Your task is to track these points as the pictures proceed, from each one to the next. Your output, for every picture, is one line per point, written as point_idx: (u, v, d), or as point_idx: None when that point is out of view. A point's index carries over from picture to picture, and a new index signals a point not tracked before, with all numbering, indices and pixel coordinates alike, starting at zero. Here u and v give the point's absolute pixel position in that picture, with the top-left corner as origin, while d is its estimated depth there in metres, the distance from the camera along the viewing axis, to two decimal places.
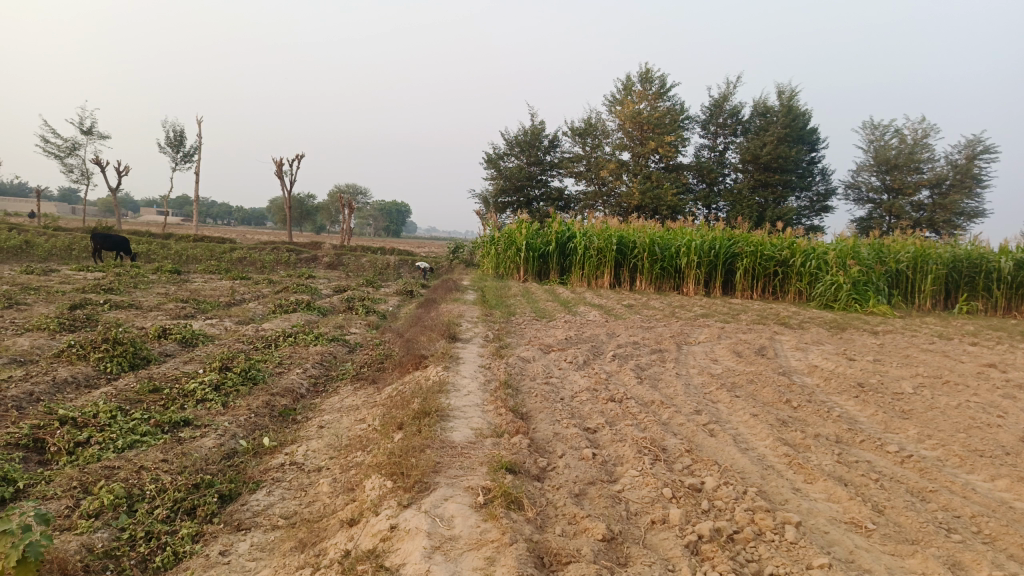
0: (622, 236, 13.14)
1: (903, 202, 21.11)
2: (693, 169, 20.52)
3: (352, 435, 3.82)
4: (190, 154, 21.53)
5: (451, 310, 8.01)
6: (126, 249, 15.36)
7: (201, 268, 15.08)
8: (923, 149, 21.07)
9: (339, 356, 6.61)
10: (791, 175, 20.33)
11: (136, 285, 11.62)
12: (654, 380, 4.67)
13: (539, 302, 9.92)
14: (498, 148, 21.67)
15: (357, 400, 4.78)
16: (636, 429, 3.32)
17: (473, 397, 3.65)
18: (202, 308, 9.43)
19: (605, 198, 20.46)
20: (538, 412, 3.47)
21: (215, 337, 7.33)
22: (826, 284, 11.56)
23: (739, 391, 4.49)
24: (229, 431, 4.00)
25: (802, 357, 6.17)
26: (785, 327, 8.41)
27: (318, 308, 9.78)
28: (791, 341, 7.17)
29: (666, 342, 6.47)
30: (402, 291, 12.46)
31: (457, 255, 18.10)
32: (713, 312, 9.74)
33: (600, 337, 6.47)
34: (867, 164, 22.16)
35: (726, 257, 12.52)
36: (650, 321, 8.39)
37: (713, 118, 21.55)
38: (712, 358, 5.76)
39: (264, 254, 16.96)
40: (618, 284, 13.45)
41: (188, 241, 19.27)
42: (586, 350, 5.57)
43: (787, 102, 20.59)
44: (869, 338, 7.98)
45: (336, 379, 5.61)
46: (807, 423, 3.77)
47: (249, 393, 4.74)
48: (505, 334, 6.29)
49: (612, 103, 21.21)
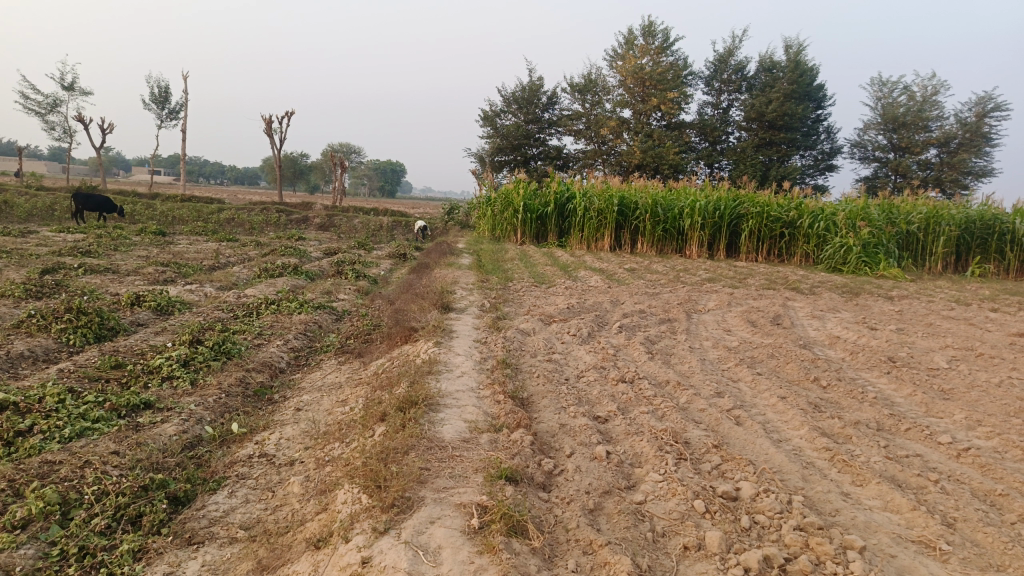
0: (623, 197, 12.63)
1: (910, 161, 20.57)
2: (696, 127, 19.88)
3: (332, 421, 3.41)
4: (176, 111, 20.80)
5: (445, 276, 7.56)
6: (110, 209, 14.80)
7: (188, 229, 14.57)
8: (933, 107, 20.44)
9: (324, 326, 6.18)
10: (796, 133, 19.75)
11: (116, 247, 11.12)
12: (666, 355, 4.25)
13: (537, 266, 9.47)
14: (494, 105, 20.98)
15: (341, 377, 4.36)
16: (654, 418, 2.91)
17: (468, 378, 3.24)
18: (184, 272, 8.97)
19: (605, 156, 19.88)
20: (541, 397, 3.06)
21: (194, 305, 6.89)
22: (834, 247, 11.12)
23: (761, 367, 4.07)
24: (195, 415, 3.59)
25: (821, 326, 5.75)
26: (796, 292, 7.99)
27: (306, 272, 9.32)
28: (805, 308, 6.76)
29: (675, 310, 6.03)
30: (395, 253, 11.98)
31: (452, 216, 17.59)
32: (719, 277, 9.32)
33: (604, 305, 6.03)
34: (874, 122, 21.51)
35: (731, 218, 12.06)
36: (654, 286, 7.97)
37: (718, 74, 20.84)
38: (725, 329, 5.34)
39: (253, 216, 16.44)
40: (619, 246, 13.00)
41: (174, 201, 18.68)
42: (590, 321, 5.14)
43: (794, 57, 19.91)
44: (886, 304, 7.57)
45: (319, 353, 5.19)
46: (842, 407, 3.36)
47: (222, 369, 4.32)
48: (502, 302, 5.85)
49: (613, 58, 20.48)
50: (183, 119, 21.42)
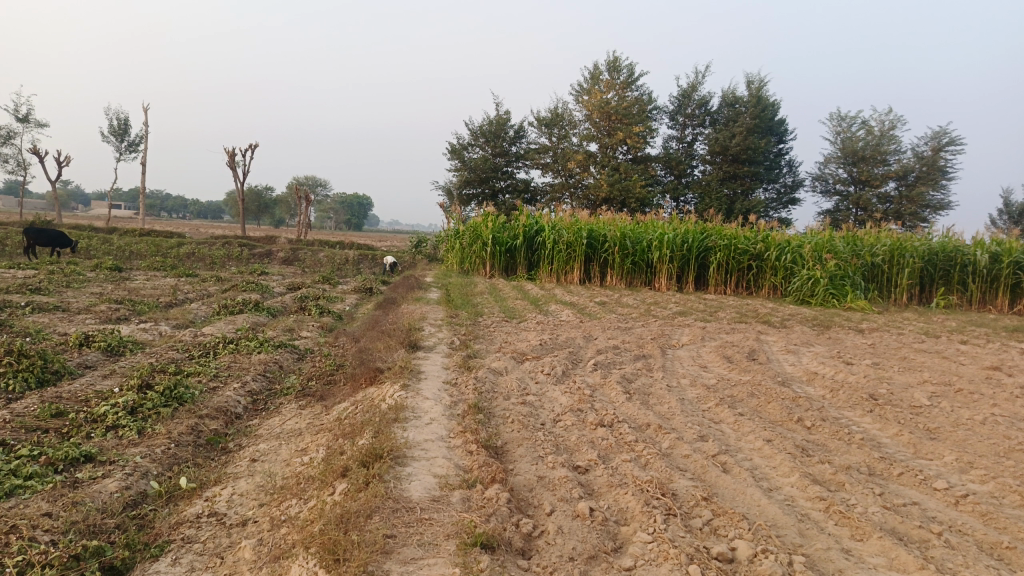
0: (592, 230, 12.58)
1: (870, 194, 21.00)
2: (661, 161, 20.09)
3: (290, 474, 3.16)
4: (136, 144, 20.37)
5: (412, 312, 7.34)
6: (63, 244, 14.29)
7: (146, 264, 14.12)
8: (890, 141, 20.97)
9: (285, 366, 5.90)
10: (759, 167, 20.06)
11: (68, 283, 10.68)
12: (644, 395, 4.08)
13: (506, 300, 9.29)
14: (462, 138, 20.97)
15: (301, 422, 4.11)
16: (638, 467, 2.72)
17: (439, 425, 3.03)
18: (139, 310, 8.60)
19: (572, 190, 19.94)
20: (516, 445, 2.86)
21: (147, 344, 6.56)
22: (801, 279, 11.17)
23: (742, 407, 3.92)
24: (140, 469, 3.30)
25: (797, 361, 5.65)
26: (768, 326, 7.93)
27: (268, 308, 9.02)
28: (779, 342, 6.67)
29: (649, 346, 5.89)
30: (361, 288, 11.72)
31: (420, 249, 17.40)
32: (690, 310, 9.25)
33: (577, 341, 5.86)
34: (834, 156, 21.98)
35: (699, 251, 12.07)
36: (626, 320, 7.85)
37: (682, 109, 21.14)
38: (701, 365, 5.21)
39: (215, 251, 16.04)
40: (588, 279, 12.92)
41: (133, 235, 18.17)
42: (564, 358, 4.96)
43: (756, 93, 20.32)
44: (858, 337, 7.54)
45: (279, 396, 4.91)
46: (830, 450, 3.21)
47: (172, 417, 4.03)
48: (472, 339, 5.64)
49: (579, 93, 20.68)
50: (143, 152, 20.99)
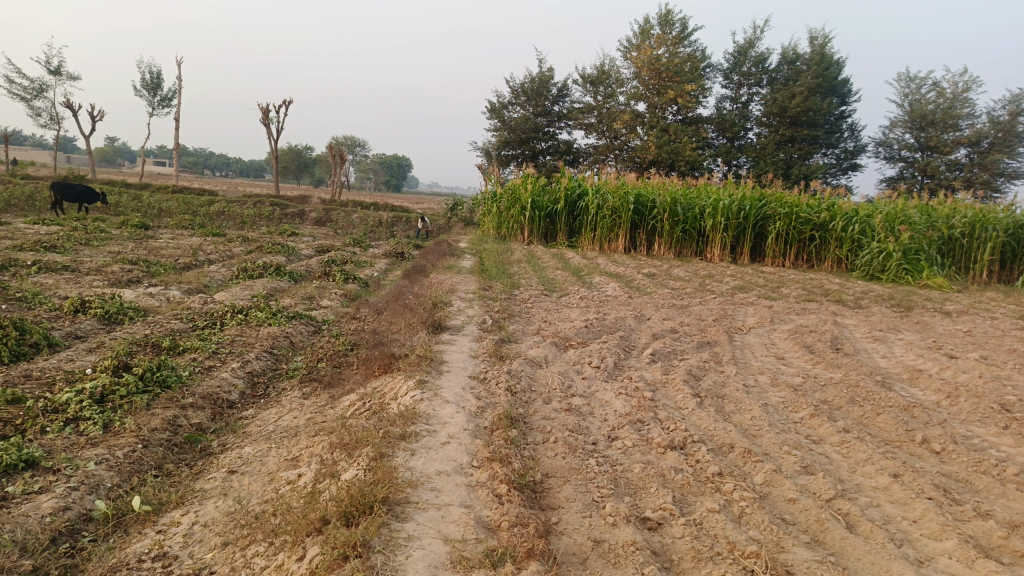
0: (639, 194, 11.66)
1: (938, 161, 19.52)
2: (714, 122, 18.90)
3: (270, 497, 2.48)
4: (168, 98, 19.86)
5: (442, 282, 6.62)
6: (91, 200, 13.89)
7: (174, 222, 13.65)
8: (964, 104, 19.40)
9: (297, 340, 5.23)
10: (819, 129, 18.75)
11: (88, 241, 10.23)
12: (718, 400, 3.28)
13: (546, 270, 8.52)
14: (502, 97, 20.04)
15: (300, 418, 3.43)
16: (731, 524, 1.95)
17: (459, 446, 2.31)
18: (153, 271, 8.05)
19: (617, 152, 18.95)
20: (560, 483, 2.13)
21: (150, 312, 5.97)
22: (870, 252, 10.15)
23: (845, 421, 3.10)
24: (90, 480, 2.64)
25: (889, 354, 4.77)
26: (843, 306, 7.04)
27: (290, 272, 8.40)
28: (861, 327, 5.78)
29: (712, 330, 5.07)
30: (391, 252, 11.05)
31: (455, 212, 16.68)
32: (750, 285, 8.36)
33: (627, 322, 5.08)
34: (900, 119, 20.50)
35: (756, 219, 11.08)
36: (680, 296, 7.02)
37: (737, 67, 19.85)
38: (778, 357, 4.38)
39: (245, 210, 15.53)
40: (634, 247, 12.08)
41: (164, 193, 17.75)
42: (615, 345, 4.18)
43: (819, 49, 18.93)
44: (948, 322, 6.58)
45: (283, 380, 4.24)
46: (979, 492, 2.40)
47: (147, 410, 3.36)
48: (506, 318, 4.89)
49: (627, 49, 19.53)
50: (176, 107, 20.50)
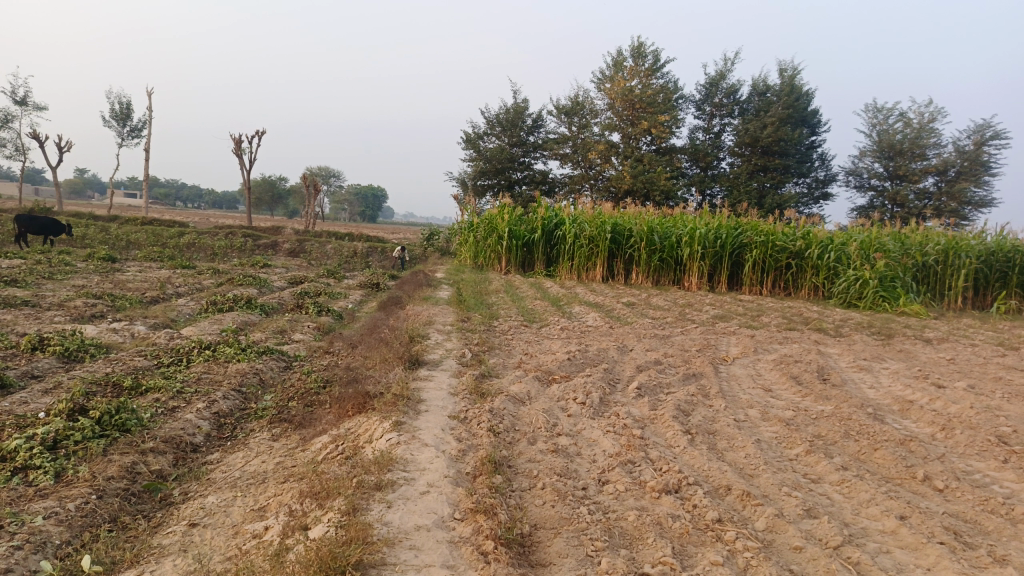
0: (616, 223, 11.62)
1: (907, 190, 19.86)
2: (687, 152, 19.09)
3: (233, 554, 2.27)
4: (138, 129, 19.59)
5: (418, 314, 6.45)
6: (56, 232, 13.52)
7: (142, 254, 13.33)
8: (930, 134, 19.83)
9: (267, 377, 5.01)
10: (791, 159, 19.00)
11: (51, 274, 9.91)
12: (709, 437, 3.14)
13: (524, 301, 8.38)
14: (477, 127, 20.08)
15: (269, 462, 3.22)
16: None
17: (439, 496, 2.14)
18: (118, 305, 7.77)
19: (592, 181, 19.02)
20: (551, 535, 1.96)
21: (113, 348, 5.71)
22: (847, 280, 10.17)
23: (842, 457, 2.97)
24: (36, 537, 2.41)
25: (877, 384, 4.69)
26: (824, 334, 6.98)
27: (261, 305, 8.17)
28: (845, 356, 5.71)
29: (697, 361, 4.95)
30: (367, 284, 10.85)
31: (431, 242, 16.54)
32: (729, 314, 8.31)
33: (610, 354, 4.94)
34: (869, 149, 20.88)
35: (733, 248, 11.08)
36: (661, 326, 6.92)
37: (710, 98, 20.12)
38: (765, 389, 4.26)
39: (216, 241, 15.25)
40: (612, 277, 12.01)
41: (133, 224, 17.39)
42: (599, 378, 4.04)
43: (789, 81, 19.27)
44: (930, 350, 6.55)
45: (251, 420, 4.02)
46: (990, 534, 2.27)
47: (103, 456, 3.13)
48: (485, 351, 4.73)
49: (601, 80, 19.72)
50: (147, 137, 20.22)
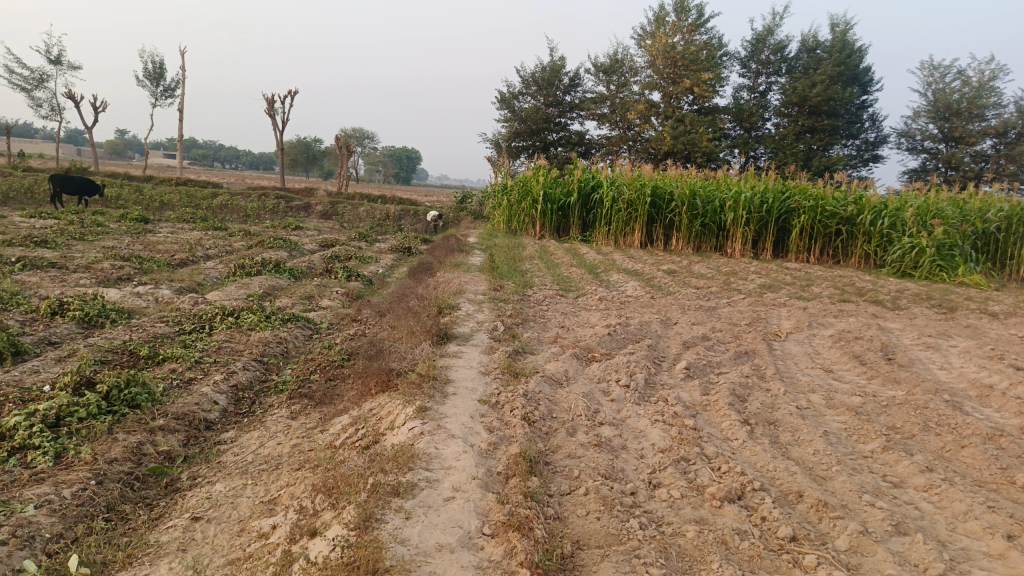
0: (656, 186, 11.14)
1: (963, 152, 18.85)
2: (730, 113, 18.34)
3: (236, 559, 2.02)
4: (171, 88, 19.45)
5: (449, 281, 6.16)
6: (90, 192, 13.47)
7: (175, 216, 13.24)
8: (990, 93, 18.73)
9: (291, 347, 4.78)
10: (840, 119, 18.14)
11: (82, 235, 9.83)
12: (770, 428, 2.80)
13: (560, 267, 8.05)
14: (513, 86, 19.52)
15: (284, 444, 2.97)
16: None
17: (465, 505, 1.86)
18: (145, 268, 7.63)
19: (630, 143, 18.43)
20: (597, 557, 1.67)
21: (135, 313, 5.53)
22: (901, 248, 9.60)
23: (925, 455, 2.62)
24: (24, 529, 2.18)
25: (948, 366, 4.28)
26: (881, 307, 6.54)
27: (289, 268, 7.96)
28: (908, 332, 5.28)
29: (748, 337, 4.57)
30: (398, 247, 10.59)
31: (464, 205, 16.22)
32: (777, 283, 7.87)
33: (654, 328, 4.60)
34: (924, 109, 19.84)
35: (779, 213, 10.54)
36: (706, 296, 6.54)
37: (756, 55, 19.24)
38: (826, 370, 3.89)
39: (249, 203, 15.12)
40: (650, 242, 11.58)
41: (168, 185, 17.36)
42: (643, 357, 3.71)
43: (841, 37, 18.30)
44: (998, 325, 6.07)
45: (270, 394, 3.79)
46: None
47: (107, 435, 2.92)
48: (519, 324, 4.42)
49: (641, 37, 18.96)
50: (180, 97, 20.10)
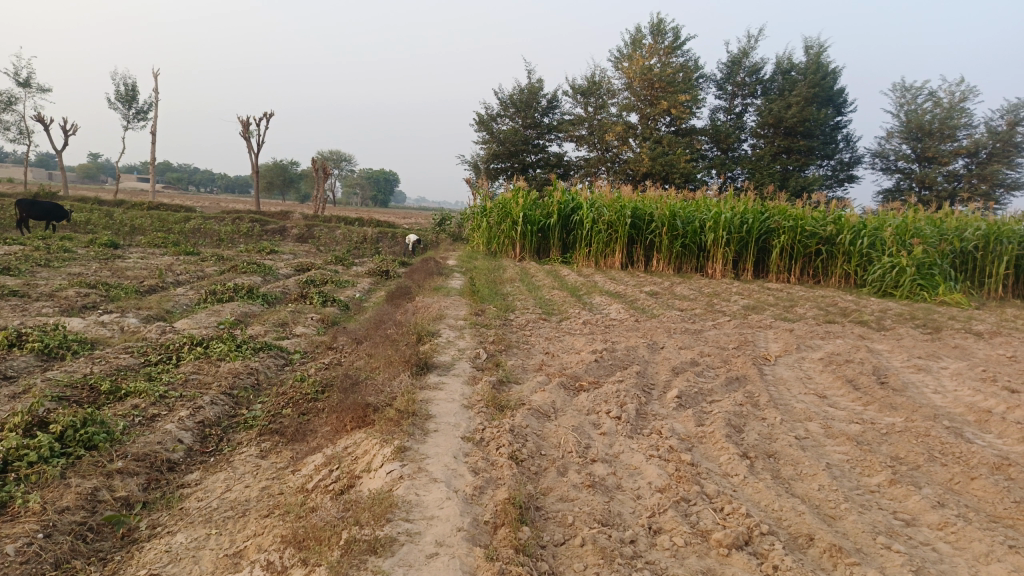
0: (636, 207, 11.09)
1: (936, 172, 19.11)
2: (708, 134, 18.46)
3: None
4: (144, 111, 19.18)
5: (429, 306, 5.98)
6: (58, 217, 13.14)
7: (146, 240, 12.93)
8: (961, 114, 19.05)
9: (263, 379, 4.56)
10: (815, 140, 18.33)
11: (47, 261, 9.52)
12: (771, 461, 2.66)
13: (542, 290, 7.91)
14: (491, 109, 19.51)
15: (253, 488, 2.77)
16: None
17: (450, 563, 1.69)
18: (112, 295, 7.37)
19: (609, 164, 18.46)
20: None
21: (99, 344, 5.28)
22: (882, 267, 9.59)
23: (933, 488, 2.48)
24: None
25: (942, 389, 4.17)
26: (867, 328, 6.46)
27: (263, 294, 7.73)
28: (897, 354, 5.19)
29: (738, 361, 4.44)
30: (376, 271, 10.40)
31: (443, 227, 16.07)
32: (761, 304, 7.79)
33: (641, 354, 4.45)
34: (896, 130, 20.13)
35: (760, 233, 10.51)
36: (691, 319, 6.43)
37: (732, 77, 19.44)
38: (820, 396, 3.76)
39: (223, 227, 14.85)
40: (631, 263, 11.50)
41: (139, 209, 17.03)
42: (632, 385, 3.55)
43: (814, 59, 18.56)
44: (985, 345, 6.01)
45: (239, 430, 3.57)
46: None
47: (59, 481, 2.69)
48: (502, 351, 4.25)
49: (618, 59, 19.09)
50: (153, 120, 19.81)
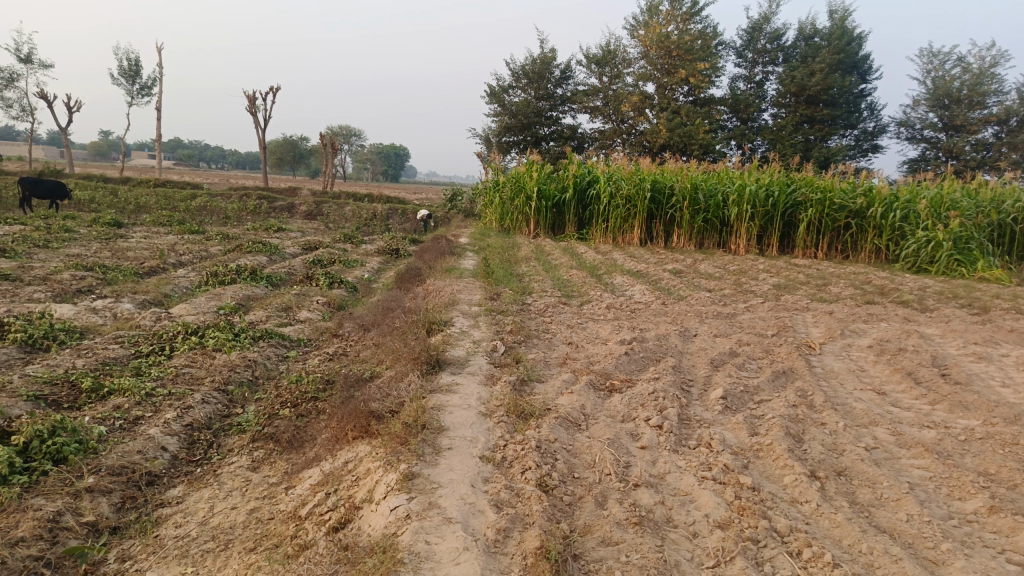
0: (656, 181, 10.60)
1: (964, 141, 18.40)
2: (727, 103, 17.83)
3: None
4: (148, 86, 18.75)
5: (440, 290, 5.59)
6: (62, 196, 12.81)
7: (150, 219, 12.60)
8: (991, 80, 18.28)
9: (261, 372, 4.20)
10: (839, 109, 17.66)
11: (46, 242, 9.19)
12: (843, 482, 2.26)
13: (559, 269, 7.49)
14: (502, 80, 18.95)
15: (239, 512, 2.39)
16: None
17: None
18: (110, 278, 7.03)
19: (624, 136, 17.90)
20: None
21: (89, 333, 4.93)
22: (917, 242, 9.06)
23: None
24: None
25: (1013, 382, 3.73)
26: (910, 309, 6.01)
27: (267, 276, 7.37)
28: (951, 340, 4.74)
29: (781, 351, 4.02)
30: (385, 249, 10.01)
31: (454, 203, 15.64)
32: (792, 283, 7.35)
33: (674, 343, 4.04)
34: (923, 98, 19.40)
35: (786, 206, 10.01)
36: (721, 300, 6.01)
37: (751, 44, 18.74)
38: (880, 394, 3.34)
39: (230, 204, 14.49)
40: (650, 239, 11.05)
41: (145, 187, 16.69)
42: (669, 383, 3.16)
43: (839, 24, 17.81)
44: None
45: (231, 435, 3.21)
46: None
47: (17, 505, 2.33)
48: (521, 343, 3.85)
49: (634, 27, 18.45)
50: (157, 95, 19.40)
